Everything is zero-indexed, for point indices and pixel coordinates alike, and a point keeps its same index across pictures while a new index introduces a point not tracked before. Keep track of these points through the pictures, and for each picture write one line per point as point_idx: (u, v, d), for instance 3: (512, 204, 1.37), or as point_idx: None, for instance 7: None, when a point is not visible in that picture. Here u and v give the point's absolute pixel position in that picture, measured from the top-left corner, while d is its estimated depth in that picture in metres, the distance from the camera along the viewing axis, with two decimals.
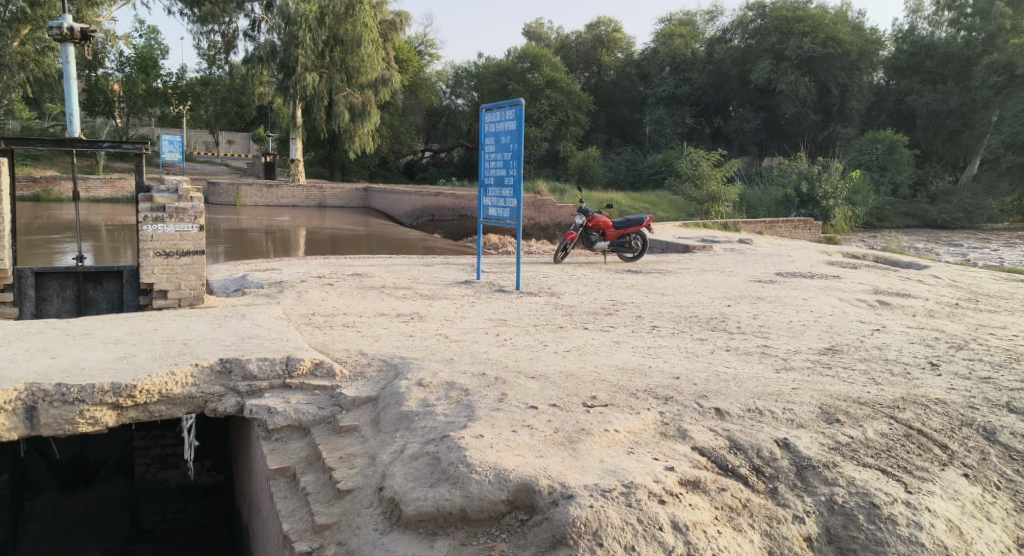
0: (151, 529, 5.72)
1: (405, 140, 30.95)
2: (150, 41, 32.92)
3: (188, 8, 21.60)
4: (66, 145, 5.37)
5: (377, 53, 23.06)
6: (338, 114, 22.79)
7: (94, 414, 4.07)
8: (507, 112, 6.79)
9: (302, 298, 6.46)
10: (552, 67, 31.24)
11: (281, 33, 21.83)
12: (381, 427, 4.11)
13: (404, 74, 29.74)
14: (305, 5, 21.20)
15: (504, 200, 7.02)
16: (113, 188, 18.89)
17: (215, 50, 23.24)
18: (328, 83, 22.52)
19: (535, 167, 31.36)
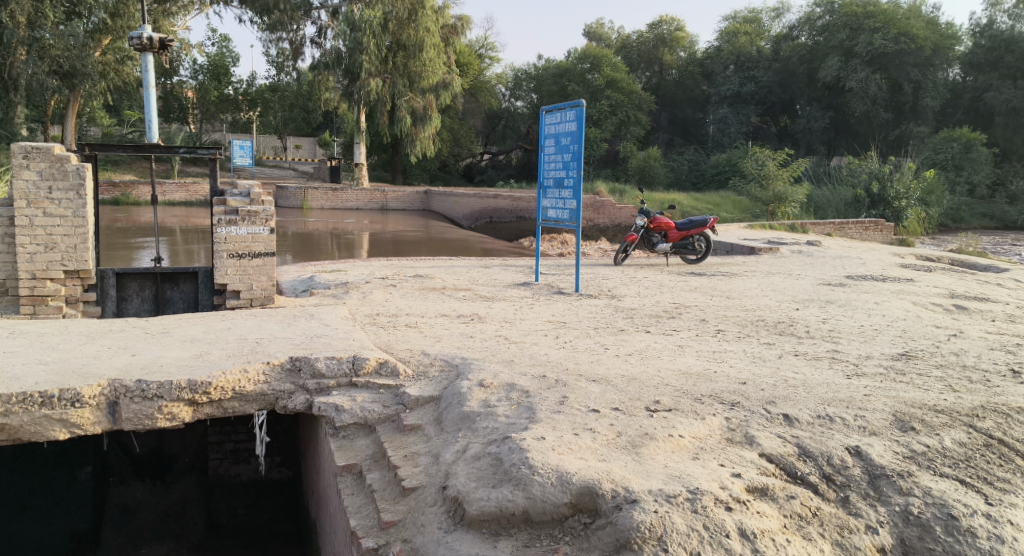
0: (224, 523, 5.74)
1: (464, 144, 31.22)
2: (222, 49, 34.03)
3: (258, 16, 22.26)
4: (145, 152, 5.52)
5: (439, 58, 23.29)
6: (400, 118, 23.14)
7: (172, 410, 4.22)
8: (568, 113, 6.79)
9: (366, 299, 6.57)
10: (612, 68, 31.34)
11: (345, 40, 22.36)
12: (445, 426, 4.15)
13: (464, 77, 30.17)
14: (369, 11, 21.59)
15: (563, 202, 7.01)
16: (188, 192, 19.54)
17: (284, 57, 23.80)
18: (390, 88, 22.83)
19: (594, 167, 31.16)
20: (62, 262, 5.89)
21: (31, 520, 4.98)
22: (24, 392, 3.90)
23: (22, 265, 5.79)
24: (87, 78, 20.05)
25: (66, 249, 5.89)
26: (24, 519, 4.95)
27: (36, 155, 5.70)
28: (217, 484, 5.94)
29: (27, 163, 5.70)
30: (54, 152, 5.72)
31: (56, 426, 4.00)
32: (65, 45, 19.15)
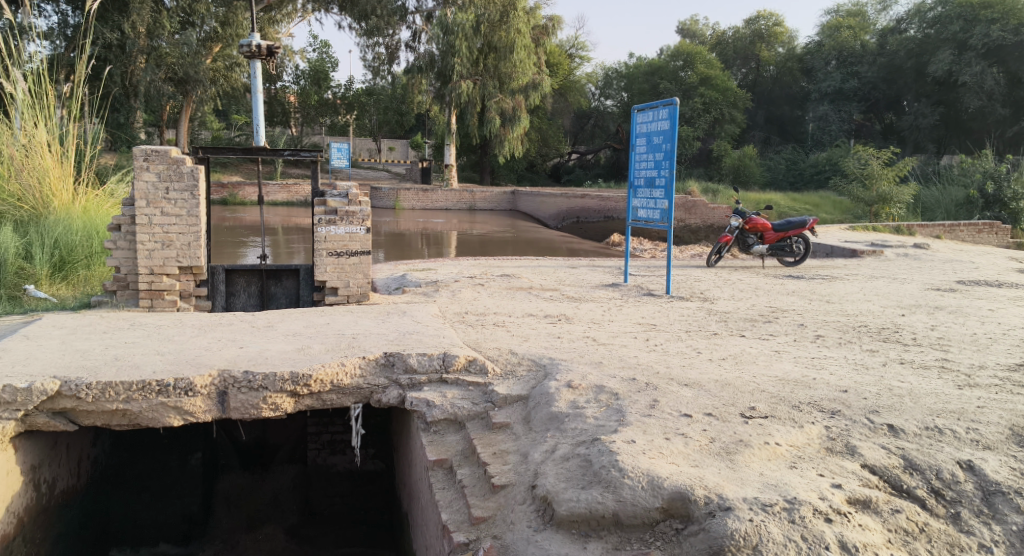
0: (319, 511, 5.93)
1: (553, 144, 31.39)
2: (322, 55, 35.36)
3: (356, 21, 22.93)
4: (253, 154, 5.77)
5: (529, 59, 23.40)
6: (490, 120, 23.44)
7: (275, 401, 4.41)
8: (661, 112, 6.72)
9: (456, 297, 6.68)
10: (707, 64, 30.51)
11: (439, 43, 22.78)
12: (533, 425, 4.17)
13: (554, 77, 30.43)
14: (462, 15, 21.89)
15: (654, 202, 6.92)
16: (289, 193, 20.33)
17: (380, 61, 24.43)
18: (481, 89, 23.23)
19: (685, 168, 30.62)
20: (176, 259, 6.17)
21: (151, 501, 5.37)
22: (143, 380, 4.15)
23: (142, 262, 6.11)
24: (199, 84, 21.13)
25: (181, 246, 6.16)
26: (144, 499, 5.36)
27: (155, 158, 5.98)
28: (316, 473, 6.13)
29: (147, 165, 5.99)
30: (171, 155, 6.00)
31: (170, 413, 4.25)
32: (179, 53, 20.19)
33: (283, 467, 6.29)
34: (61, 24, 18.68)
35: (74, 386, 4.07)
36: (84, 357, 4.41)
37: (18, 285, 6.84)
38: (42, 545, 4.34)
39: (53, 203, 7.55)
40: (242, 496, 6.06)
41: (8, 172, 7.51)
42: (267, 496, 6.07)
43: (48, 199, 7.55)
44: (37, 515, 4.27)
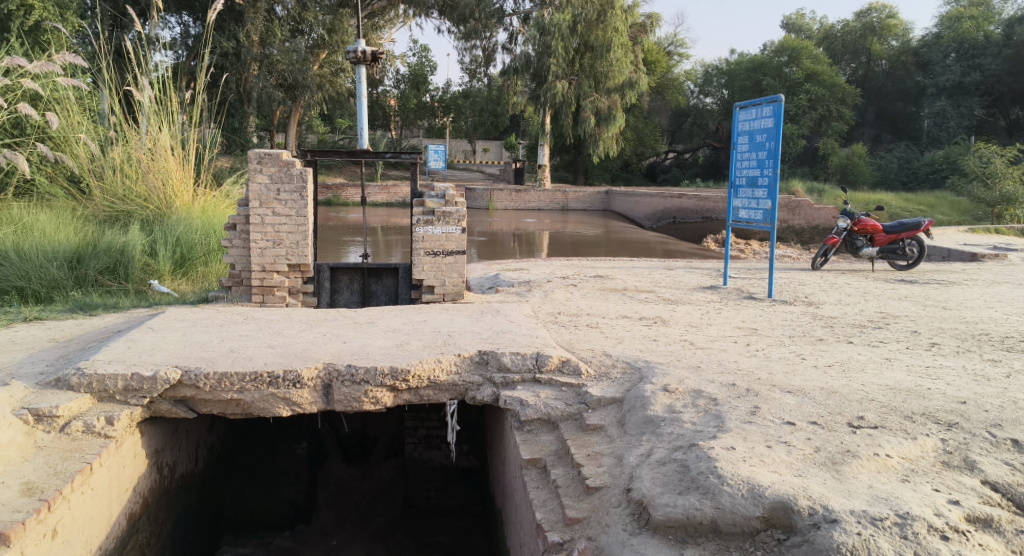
0: (418, 504, 5.96)
1: (649, 142, 31.00)
2: (421, 58, 36.09)
3: (455, 26, 23.20)
4: (357, 157, 5.96)
5: (626, 57, 23.21)
6: (584, 119, 23.34)
7: (376, 395, 4.55)
8: (764, 109, 6.55)
9: (549, 297, 6.72)
10: (813, 60, 29.39)
11: (535, 44, 22.90)
12: (628, 429, 4.14)
13: (652, 75, 30.19)
14: (559, 15, 22.00)
15: (756, 202, 6.76)
16: (389, 194, 20.92)
17: (477, 64, 24.68)
18: (576, 89, 23.26)
19: (789, 167, 29.53)
20: (286, 257, 6.42)
21: (259, 489, 5.72)
22: (255, 371, 4.38)
23: (254, 259, 6.38)
24: (307, 90, 21.51)
25: (290, 245, 6.41)
26: (254, 487, 5.73)
27: (268, 161, 6.25)
28: (412, 466, 6.18)
29: (261, 168, 6.27)
30: (283, 158, 6.25)
31: (279, 404, 4.45)
32: (289, 59, 20.58)
33: (382, 462, 6.42)
34: (183, 35, 19.86)
35: (193, 376, 4.33)
36: (202, 348, 4.69)
37: (144, 280, 7.32)
38: (165, 525, 4.63)
39: (176, 203, 8.04)
40: (343, 489, 6.22)
41: (137, 174, 8.07)
42: (366, 491, 6.22)
43: (171, 200, 8.06)
44: (160, 496, 4.59)
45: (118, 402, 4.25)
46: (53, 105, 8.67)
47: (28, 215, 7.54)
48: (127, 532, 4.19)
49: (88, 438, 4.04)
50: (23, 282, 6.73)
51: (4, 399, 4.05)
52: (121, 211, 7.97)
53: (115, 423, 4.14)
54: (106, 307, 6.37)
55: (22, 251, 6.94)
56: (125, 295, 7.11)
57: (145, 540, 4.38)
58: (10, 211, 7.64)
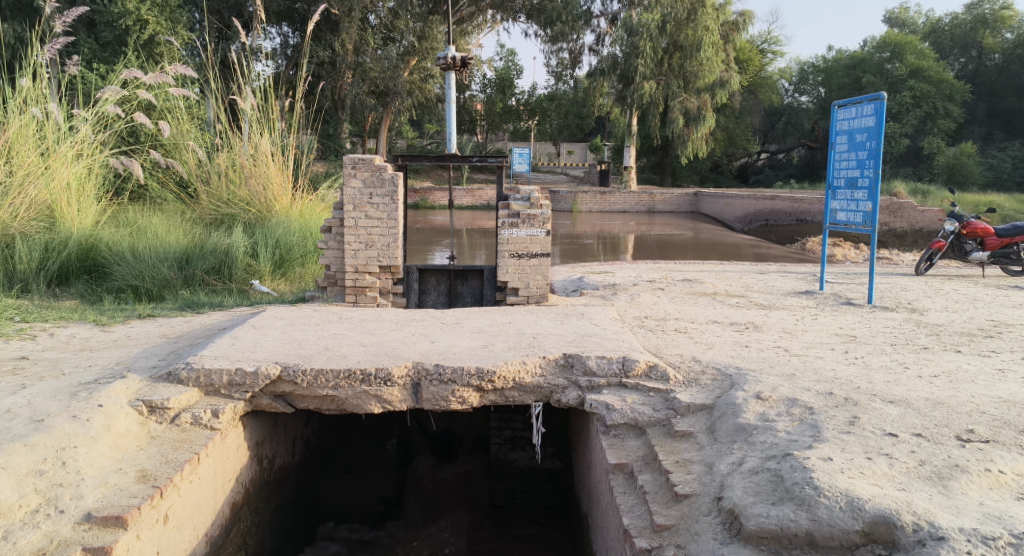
0: (504, 503, 5.94)
1: (740, 142, 30.40)
2: (507, 62, 36.46)
3: (542, 29, 23.34)
4: (446, 161, 6.06)
5: (717, 55, 22.82)
6: (673, 120, 23.12)
7: (463, 394, 4.61)
8: (865, 108, 6.31)
9: (636, 301, 6.66)
10: (918, 56, 28.09)
11: (622, 45, 22.80)
12: (718, 436, 4.05)
13: (744, 74, 29.64)
14: (648, 15, 21.87)
15: (856, 204, 6.54)
16: (474, 197, 21.35)
17: (564, 66, 24.83)
18: (664, 90, 23.02)
19: (890, 168, 28.28)
20: (378, 259, 6.59)
21: (353, 481, 5.94)
22: (348, 369, 4.52)
23: (348, 260, 6.58)
24: (397, 96, 21.70)
25: (381, 247, 6.57)
26: (347, 479, 5.95)
27: (361, 166, 6.43)
28: (497, 466, 6.14)
29: (355, 173, 6.45)
30: (375, 163, 6.43)
31: (371, 401, 4.57)
32: (381, 67, 20.78)
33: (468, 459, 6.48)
34: (283, 45, 20.68)
35: (292, 372, 4.51)
36: (300, 346, 4.88)
37: (247, 280, 7.63)
38: (265, 515, 4.84)
39: (276, 207, 8.35)
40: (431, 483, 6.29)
41: (239, 180, 8.43)
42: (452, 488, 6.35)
43: (271, 204, 8.37)
44: (260, 486, 4.79)
45: (222, 396, 4.46)
46: (165, 114, 9.20)
47: (143, 219, 8.05)
48: (230, 520, 4.39)
49: (195, 429, 4.26)
50: (137, 281, 7.14)
51: (122, 391, 4.33)
52: (225, 214, 8.37)
53: (220, 416, 4.33)
54: (211, 305, 6.71)
55: (137, 252, 7.38)
56: (229, 294, 7.43)
57: (248, 528, 4.59)
58: (126, 216, 8.15)
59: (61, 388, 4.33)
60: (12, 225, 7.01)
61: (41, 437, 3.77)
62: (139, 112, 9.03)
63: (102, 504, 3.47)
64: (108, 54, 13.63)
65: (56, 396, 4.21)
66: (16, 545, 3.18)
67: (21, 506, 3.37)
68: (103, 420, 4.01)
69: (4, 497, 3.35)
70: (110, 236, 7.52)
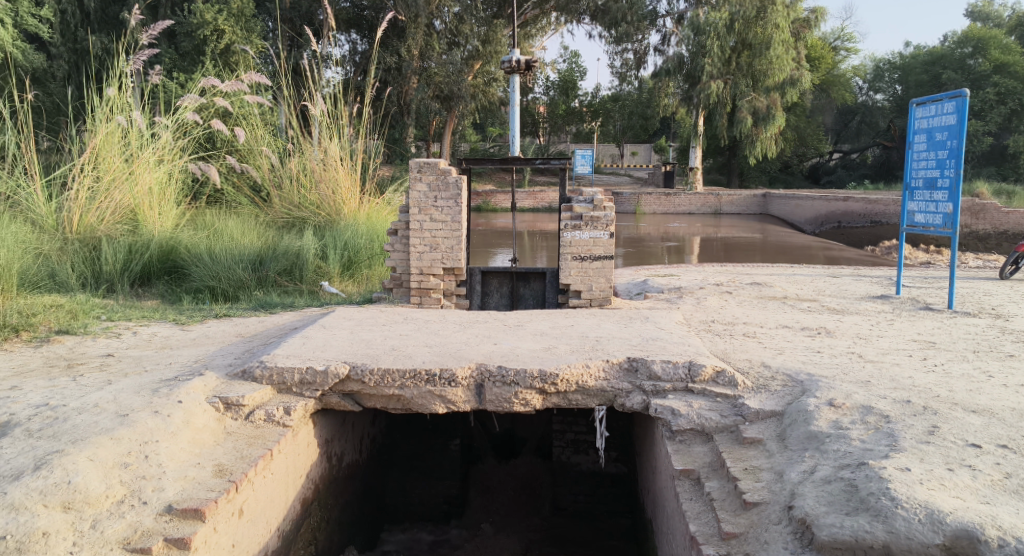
0: (566, 507, 6.05)
1: (811, 142, 29.72)
2: (570, 64, 36.46)
3: (606, 30, 23.22)
4: (509, 164, 6.09)
5: (787, 53, 22.31)
6: (740, 120, 22.77)
7: (526, 396, 4.61)
8: (946, 105, 6.10)
9: (702, 305, 6.58)
10: (1002, 50, 26.83)
11: (688, 45, 22.54)
12: (788, 444, 3.95)
13: (816, 72, 29.06)
14: (715, 13, 21.52)
15: (935, 206, 6.31)
16: (536, 199, 21.42)
17: (628, 67, 24.78)
18: (731, 89, 22.66)
19: (972, 168, 27.16)
20: (442, 261, 6.67)
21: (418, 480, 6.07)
22: (414, 369, 4.59)
23: (413, 262, 6.68)
24: (461, 101, 21.31)
25: (445, 249, 6.65)
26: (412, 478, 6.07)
27: (427, 170, 6.52)
28: (560, 469, 6.17)
29: (420, 177, 6.54)
30: (440, 167, 6.50)
31: (435, 401, 4.62)
32: (446, 72, 20.60)
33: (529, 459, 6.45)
34: (352, 52, 21.10)
35: (360, 371, 4.61)
36: (367, 346, 4.98)
37: (317, 281, 7.82)
38: (333, 511, 4.94)
39: (344, 210, 8.58)
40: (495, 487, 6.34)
41: (311, 184, 8.71)
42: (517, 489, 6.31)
43: (340, 207, 8.59)
44: (329, 483, 4.91)
45: (294, 394, 4.60)
46: (241, 121, 9.55)
47: (220, 222, 8.35)
48: (301, 515, 4.51)
49: (268, 426, 4.38)
50: (214, 282, 7.35)
51: (200, 388, 4.49)
52: (297, 217, 8.63)
53: (292, 414, 4.45)
54: (283, 305, 6.90)
55: (214, 253, 7.62)
56: (300, 294, 7.61)
57: (317, 523, 4.71)
58: (204, 219, 8.46)
59: (144, 384, 4.52)
60: (99, 228, 7.42)
61: (126, 431, 3.93)
62: (216, 118, 9.38)
63: (182, 497, 3.61)
64: (187, 63, 14.22)
65: (140, 392, 4.40)
66: (103, 534, 3.33)
67: (108, 497, 3.53)
68: (182, 415, 4.18)
69: (92, 487, 3.52)
70: (189, 238, 7.80)
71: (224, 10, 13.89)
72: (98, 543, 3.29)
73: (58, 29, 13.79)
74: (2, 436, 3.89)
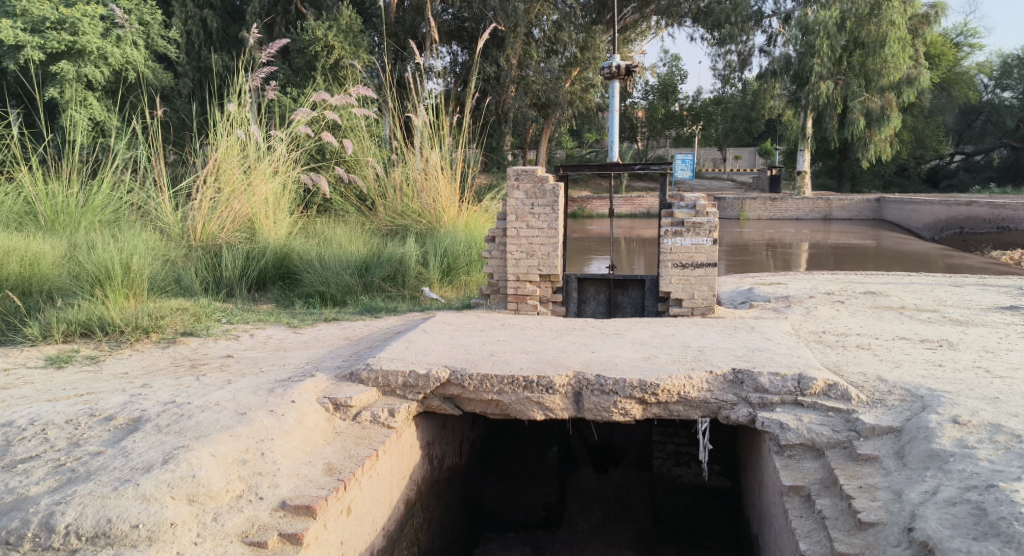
0: (667, 519, 5.99)
1: (930, 144, 28.21)
2: (671, 68, 35.78)
3: (709, 32, 22.94)
4: (610, 170, 6.07)
5: (904, 51, 21.38)
6: (852, 121, 21.82)
7: (625, 406, 4.56)
8: None
9: (811, 315, 6.35)
10: None
11: (796, 45, 21.88)
12: (907, 462, 3.74)
13: (936, 70, 27.79)
14: (825, 12, 20.86)
15: None
16: (633, 205, 21.37)
17: (731, 69, 24.33)
18: (843, 90, 21.85)
19: None
20: (538, 267, 6.71)
21: (516, 485, 6.11)
22: (512, 375, 4.63)
23: (510, 269, 6.75)
24: (558, 108, 21.42)
25: (542, 256, 6.68)
26: (511, 483, 6.13)
27: (525, 177, 6.59)
28: (660, 482, 6.17)
29: (518, 185, 6.60)
30: (538, 174, 6.54)
31: (534, 408, 4.64)
32: (544, 80, 20.59)
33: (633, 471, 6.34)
34: (453, 63, 21.51)
35: (460, 376, 4.68)
36: (467, 351, 5.06)
37: (419, 286, 8.01)
38: (435, 512, 5.07)
39: (444, 217, 8.77)
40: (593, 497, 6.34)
41: (413, 193, 8.93)
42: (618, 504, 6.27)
43: (440, 215, 8.78)
44: (431, 484, 5.03)
45: (398, 397, 4.72)
46: (349, 133, 9.90)
47: (329, 230, 8.67)
48: (405, 516, 4.62)
49: (374, 427, 4.52)
50: (324, 287, 7.60)
51: (311, 388, 4.68)
52: (399, 225, 8.87)
53: (396, 416, 4.57)
54: (387, 310, 7.11)
55: (324, 260, 7.89)
56: (403, 299, 7.82)
57: (420, 524, 4.82)
58: (315, 228, 8.80)
59: (261, 384, 4.75)
60: (220, 236, 7.84)
61: (245, 429, 4.13)
62: (326, 132, 9.80)
63: (295, 493, 3.76)
64: (300, 78, 14.90)
65: (257, 392, 4.63)
66: (224, 526, 3.49)
67: (228, 491, 3.70)
68: (295, 415, 4.35)
69: (214, 482, 3.70)
70: (300, 245, 8.12)
71: (333, 26, 14.52)
72: (220, 534, 3.44)
73: (185, 49, 14.80)
74: (135, 430, 4.15)
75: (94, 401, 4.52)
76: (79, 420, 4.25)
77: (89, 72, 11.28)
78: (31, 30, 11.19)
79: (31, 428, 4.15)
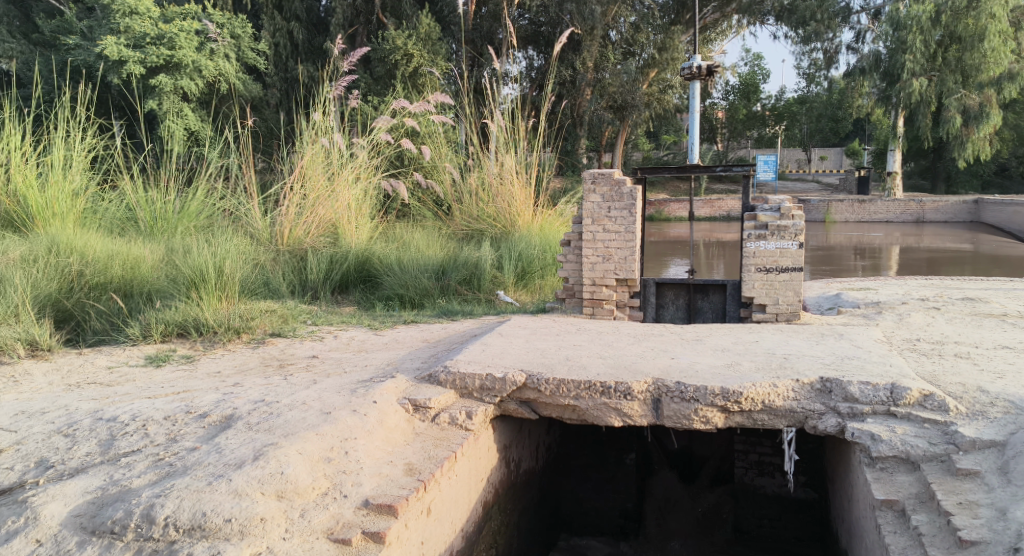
0: (750, 529, 5.82)
1: None
2: (753, 68, 34.94)
3: (793, 30, 22.32)
4: (691, 172, 5.98)
5: (1005, 45, 20.32)
6: (948, 119, 20.91)
7: (707, 414, 4.47)
8: None
9: (903, 322, 6.10)
10: None
11: (886, 41, 21.05)
12: (1012, 478, 3.54)
13: None
14: (919, 6, 20.01)
15: None
16: (712, 208, 20.99)
17: (816, 67, 23.62)
18: (938, 86, 20.99)
19: None
20: (615, 271, 6.68)
21: (592, 491, 6.13)
22: (589, 380, 4.60)
23: (586, 273, 6.74)
24: (635, 110, 21.22)
25: (619, 260, 6.65)
26: (588, 489, 6.16)
27: (602, 181, 6.57)
28: (742, 491, 6.00)
29: (595, 188, 6.59)
30: (615, 177, 6.53)
31: (612, 413, 4.60)
32: (620, 82, 20.45)
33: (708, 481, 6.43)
34: (529, 68, 21.60)
35: (536, 380, 4.70)
36: (544, 355, 5.08)
37: (494, 290, 8.09)
38: (513, 515, 5.10)
39: (518, 222, 8.84)
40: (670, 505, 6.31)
41: (488, 197, 9.01)
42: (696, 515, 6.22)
43: (514, 219, 8.85)
44: (508, 488, 5.04)
45: (476, 399, 4.77)
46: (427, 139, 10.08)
47: (407, 234, 8.84)
48: (483, 518, 4.66)
49: (452, 428, 4.57)
50: (403, 290, 7.76)
51: (393, 389, 4.78)
52: (475, 230, 8.99)
53: (475, 418, 4.61)
54: (464, 313, 7.19)
55: (404, 264, 8.06)
56: (479, 303, 7.90)
57: (498, 527, 4.86)
58: (394, 232, 8.96)
59: (345, 384, 4.88)
60: (306, 240, 8.11)
61: (330, 428, 4.24)
62: (405, 139, 10.01)
63: (377, 493, 3.82)
64: (380, 86, 15.21)
65: (341, 392, 4.75)
66: (311, 523, 3.57)
67: (314, 489, 3.80)
68: (377, 415, 4.45)
69: (301, 479, 3.81)
70: (380, 249, 8.29)
71: (412, 35, 14.79)
72: (306, 530, 3.53)
73: (273, 61, 15.34)
74: (227, 427, 4.32)
75: (190, 398, 4.74)
76: (176, 416, 4.46)
77: (186, 84, 11.80)
78: (133, 45, 11.79)
79: (133, 423, 4.36)
